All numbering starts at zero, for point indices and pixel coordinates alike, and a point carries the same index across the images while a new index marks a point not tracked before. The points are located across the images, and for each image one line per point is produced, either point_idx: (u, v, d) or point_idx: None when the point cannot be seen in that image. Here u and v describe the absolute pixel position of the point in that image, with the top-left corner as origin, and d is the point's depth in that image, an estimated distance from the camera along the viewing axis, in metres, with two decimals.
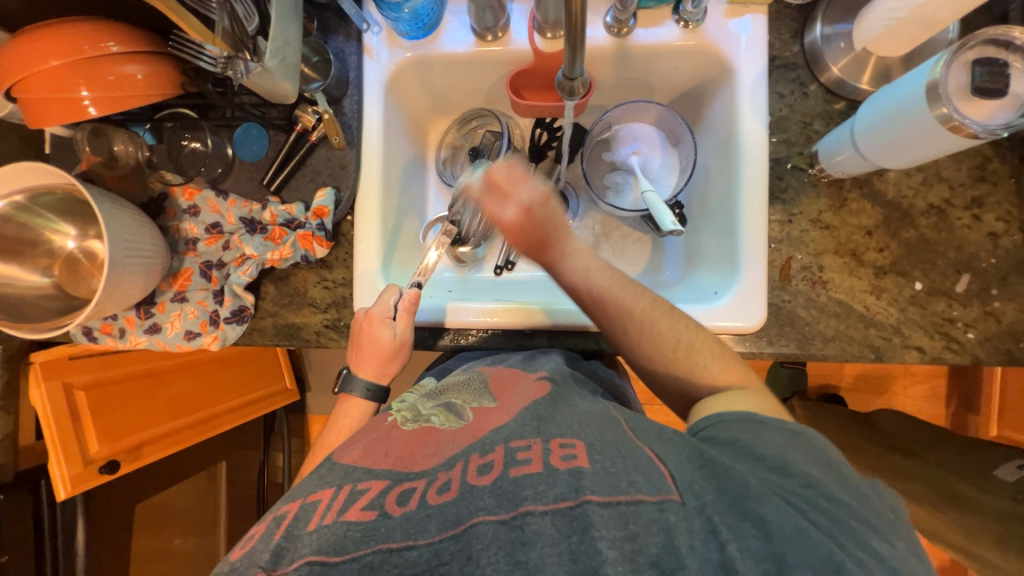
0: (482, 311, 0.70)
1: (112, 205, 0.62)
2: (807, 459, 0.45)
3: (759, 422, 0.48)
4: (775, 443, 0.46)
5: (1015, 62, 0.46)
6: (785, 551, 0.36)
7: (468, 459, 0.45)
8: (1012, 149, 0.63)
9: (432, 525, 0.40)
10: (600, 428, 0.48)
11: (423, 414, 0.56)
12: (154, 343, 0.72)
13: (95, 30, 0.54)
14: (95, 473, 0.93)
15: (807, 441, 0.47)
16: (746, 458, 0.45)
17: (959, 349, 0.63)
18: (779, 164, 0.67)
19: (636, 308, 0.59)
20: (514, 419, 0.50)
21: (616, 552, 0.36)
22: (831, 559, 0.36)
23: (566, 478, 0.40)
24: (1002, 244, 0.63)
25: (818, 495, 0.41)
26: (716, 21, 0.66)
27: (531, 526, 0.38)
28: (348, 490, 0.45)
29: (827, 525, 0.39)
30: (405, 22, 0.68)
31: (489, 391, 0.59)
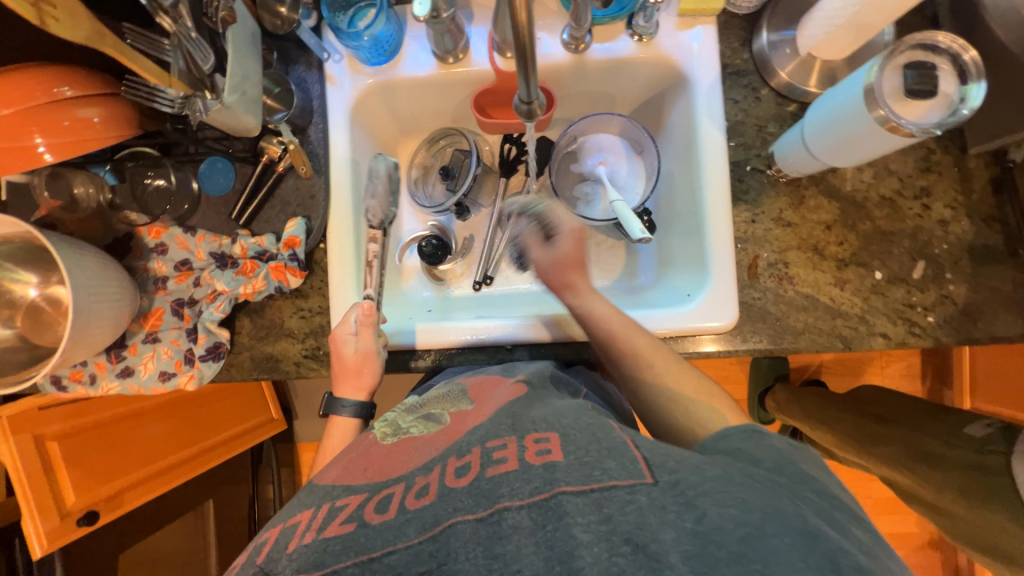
0: (460, 328, 0.71)
1: (74, 251, 0.60)
2: (794, 459, 0.44)
3: (758, 433, 0.47)
4: (768, 448, 0.45)
5: (942, 64, 0.49)
6: (764, 522, 0.36)
7: (446, 462, 0.45)
8: (953, 140, 0.66)
9: (411, 529, 0.40)
10: (575, 418, 0.48)
11: (403, 427, 0.56)
12: (127, 387, 0.70)
13: (45, 76, 0.54)
14: (72, 526, 0.90)
15: (801, 449, 0.46)
16: (731, 454, 0.44)
17: (921, 333, 0.65)
18: (739, 167, 0.69)
19: (638, 349, 0.59)
20: (490, 418, 0.50)
21: (591, 534, 0.36)
22: (806, 526, 0.36)
23: (541, 472, 0.41)
24: (952, 230, 0.66)
25: (798, 483, 0.42)
26: (668, 33, 0.69)
27: (508, 521, 0.38)
28: (326, 508, 0.44)
29: (806, 504, 0.39)
30: (365, 48, 0.69)
31: (467, 396, 0.59)
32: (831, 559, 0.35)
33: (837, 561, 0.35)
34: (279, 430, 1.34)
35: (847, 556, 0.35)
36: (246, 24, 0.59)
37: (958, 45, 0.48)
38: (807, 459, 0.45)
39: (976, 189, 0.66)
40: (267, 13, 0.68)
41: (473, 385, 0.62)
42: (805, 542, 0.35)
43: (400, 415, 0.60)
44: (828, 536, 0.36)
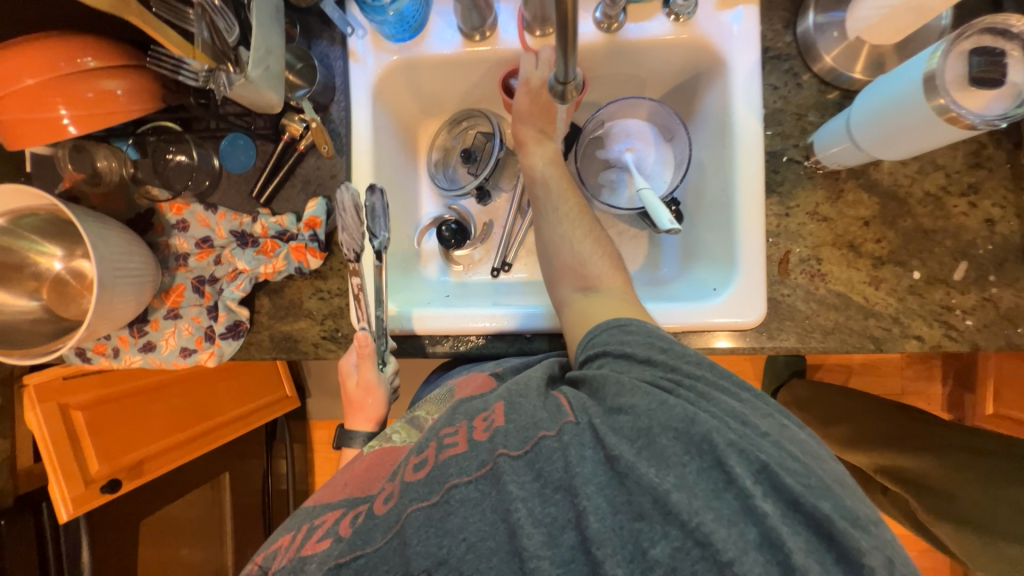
0: (466, 317, 0.70)
1: (98, 225, 0.60)
2: (664, 347, 0.50)
3: (621, 329, 0.53)
4: (636, 344, 0.51)
5: (1014, 49, 0.45)
6: (653, 429, 0.42)
7: (404, 460, 0.46)
8: (1007, 135, 0.62)
9: (377, 533, 0.42)
10: (527, 380, 0.51)
11: (385, 433, 0.60)
12: (149, 361, 0.71)
13: (70, 47, 0.53)
14: (96, 493, 0.91)
15: (652, 331, 0.53)
16: (622, 365, 0.50)
17: (958, 336, 0.63)
18: (775, 157, 0.66)
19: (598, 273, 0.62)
20: (445, 414, 0.50)
21: (525, 491, 0.41)
22: (686, 416, 0.42)
23: (486, 448, 0.43)
24: (999, 230, 0.63)
25: (678, 374, 0.47)
26: (707, 12, 0.65)
27: (456, 497, 0.42)
28: (306, 528, 0.47)
29: (687, 393, 0.45)
30: (390, 24, 0.67)
31: (449, 397, 0.64)
32: (708, 438, 0.40)
33: (712, 439, 0.40)
34: (294, 407, 1.39)
35: (720, 431, 0.40)
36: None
37: None
38: (652, 339, 0.51)
39: None
40: None
41: (459, 383, 0.65)
42: (686, 432, 0.41)
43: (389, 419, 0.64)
44: (705, 418, 0.41)
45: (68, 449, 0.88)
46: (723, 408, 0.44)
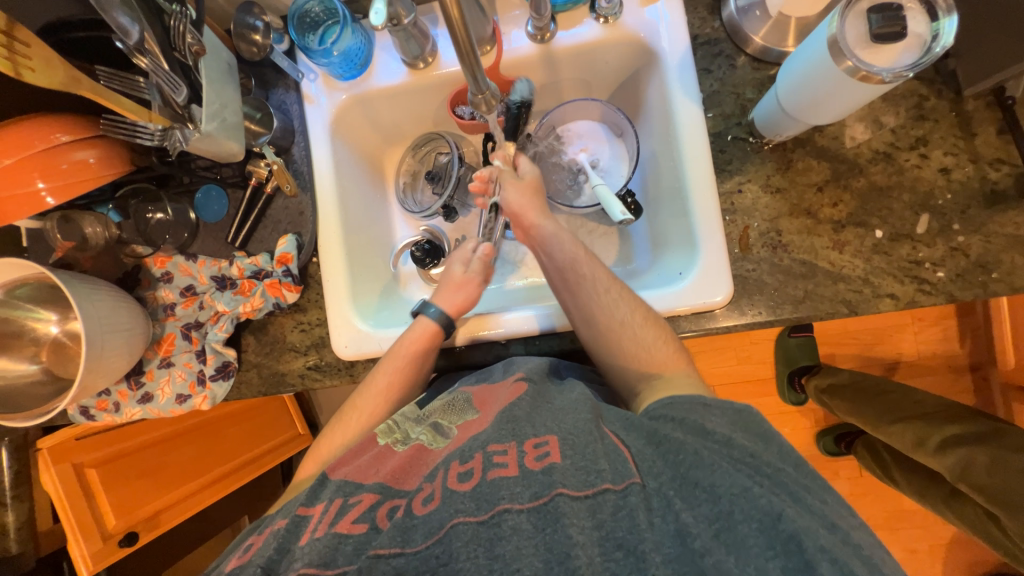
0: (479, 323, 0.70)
1: (85, 286, 0.64)
2: (749, 437, 0.48)
3: (703, 406, 0.51)
4: (720, 423, 0.49)
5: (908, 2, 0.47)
6: (732, 509, 0.41)
7: (448, 467, 0.49)
8: (945, 84, 0.63)
9: (418, 534, 0.43)
10: (575, 415, 0.50)
11: (412, 435, 0.58)
12: (149, 412, 0.74)
13: (44, 125, 0.57)
14: (115, 548, 0.95)
15: (747, 419, 0.50)
16: (696, 433, 0.48)
17: (932, 290, 0.62)
18: (719, 138, 0.68)
19: (630, 321, 0.62)
20: (491, 425, 0.52)
21: (586, 536, 0.41)
22: (771, 509, 0.40)
23: (540, 477, 0.44)
24: (956, 177, 0.62)
25: (760, 464, 0.45)
26: (632, 12, 0.68)
27: (508, 522, 0.43)
28: (339, 504, 0.48)
29: (770, 484, 0.43)
30: (336, 64, 0.71)
31: (471, 405, 0.59)
32: (795, 538, 0.39)
33: (800, 542, 0.38)
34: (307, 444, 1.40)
35: (809, 535, 0.39)
36: (219, 54, 0.61)
37: None
38: (745, 428, 0.49)
39: (978, 132, 0.62)
40: (242, 43, 0.71)
41: (478, 391, 0.61)
42: (770, 526, 0.40)
43: (408, 420, 0.61)
44: (793, 516, 0.40)
45: (86, 507, 0.92)
46: (808, 511, 0.42)
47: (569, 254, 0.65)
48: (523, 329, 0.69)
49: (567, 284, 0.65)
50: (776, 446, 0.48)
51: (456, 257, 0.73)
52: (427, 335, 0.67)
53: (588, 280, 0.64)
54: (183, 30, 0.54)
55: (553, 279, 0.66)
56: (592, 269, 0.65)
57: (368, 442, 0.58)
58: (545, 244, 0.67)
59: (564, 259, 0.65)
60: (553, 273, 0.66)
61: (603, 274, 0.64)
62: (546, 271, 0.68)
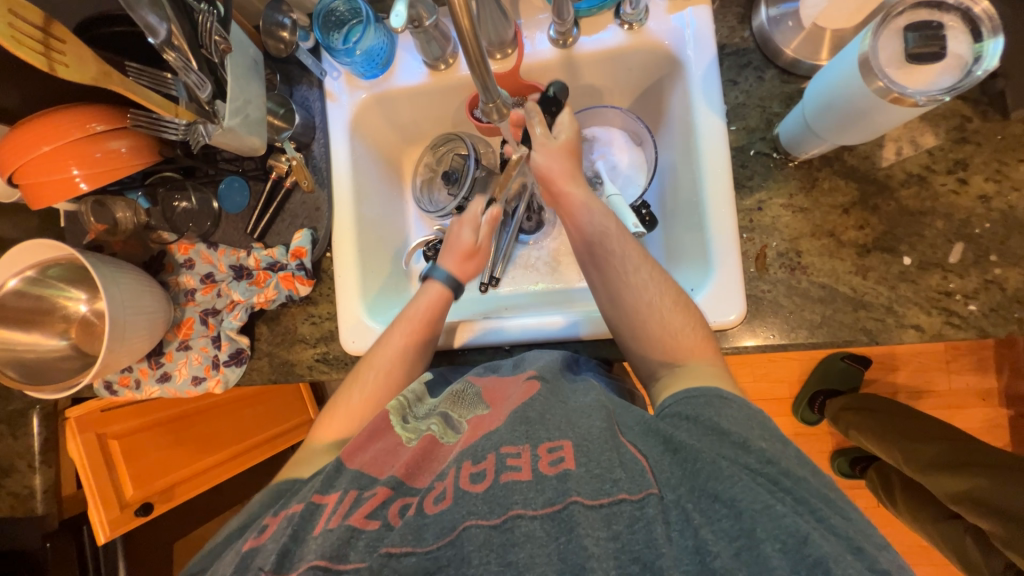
0: (485, 328, 0.71)
1: (112, 270, 0.66)
2: (766, 436, 0.46)
3: (720, 398, 0.50)
4: (734, 419, 0.47)
5: (952, 21, 0.46)
6: (755, 526, 0.39)
7: (462, 465, 0.47)
8: (992, 106, 0.59)
9: (430, 533, 0.43)
10: (591, 420, 0.49)
11: (422, 425, 0.55)
12: (167, 391, 0.77)
13: (81, 116, 0.60)
14: (131, 516, 1.00)
15: (763, 419, 0.48)
16: (710, 433, 0.47)
17: (961, 323, 0.58)
18: (741, 152, 0.66)
19: (659, 304, 0.59)
20: (505, 424, 0.51)
21: (602, 548, 0.40)
22: (797, 530, 0.38)
23: (554, 483, 0.44)
24: (996, 206, 0.58)
25: (776, 471, 0.43)
26: (658, 19, 0.67)
27: (521, 528, 0.42)
28: (354, 496, 0.47)
29: (792, 501, 0.41)
30: (358, 63, 0.72)
31: (482, 400, 0.57)
32: (821, 564, 0.36)
33: (828, 569, 0.36)
34: None
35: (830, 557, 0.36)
36: (245, 51, 0.63)
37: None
38: (761, 427, 0.47)
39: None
40: (270, 39, 0.73)
41: (488, 385, 0.60)
42: (796, 548, 0.38)
43: (417, 410, 0.58)
44: (820, 540, 0.38)
45: (107, 477, 0.96)
46: (833, 533, 0.39)
47: (600, 228, 0.64)
48: (529, 338, 0.70)
49: (595, 260, 0.64)
50: (791, 450, 0.46)
51: (465, 222, 0.73)
52: (441, 296, 0.71)
53: (617, 257, 0.63)
54: (211, 28, 0.56)
55: (581, 253, 0.66)
56: (623, 246, 0.63)
57: (381, 422, 0.55)
58: (576, 215, 0.66)
59: (594, 234, 0.64)
60: (581, 247, 0.66)
61: (633, 251, 0.63)
62: (575, 245, 0.67)
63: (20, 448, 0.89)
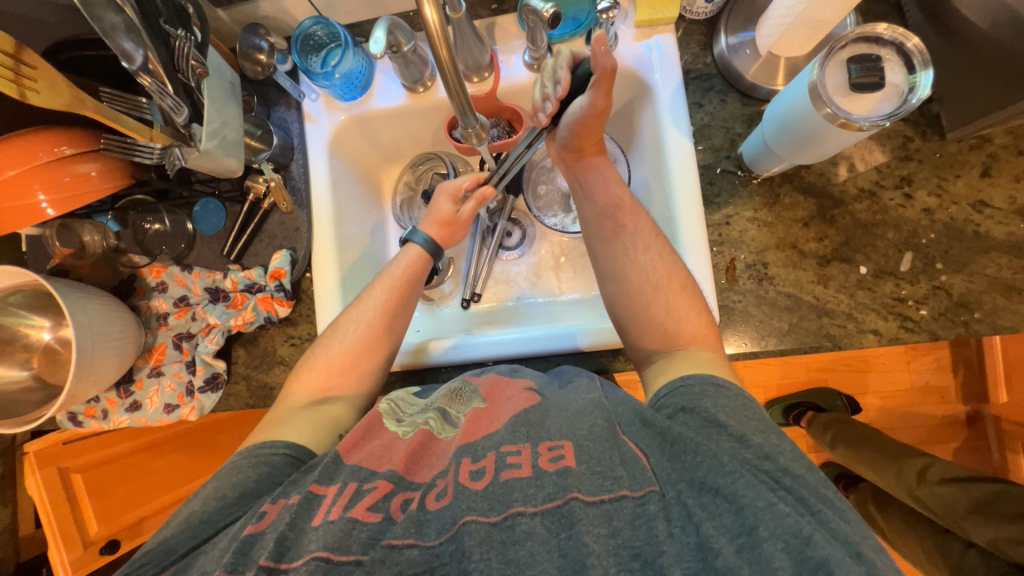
0: (459, 345, 0.72)
1: (80, 297, 0.64)
2: (761, 429, 0.48)
3: (717, 387, 0.52)
4: (730, 409, 0.49)
5: (887, 55, 0.51)
6: (757, 525, 0.40)
7: (461, 463, 0.48)
8: (930, 126, 0.64)
9: (432, 528, 0.44)
10: (590, 422, 0.50)
11: (417, 420, 0.57)
12: (137, 420, 0.74)
13: (48, 138, 0.59)
14: (95, 555, 0.96)
15: (756, 410, 0.51)
16: (707, 425, 0.48)
17: (915, 327, 0.63)
18: (709, 170, 0.69)
19: (664, 287, 0.61)
20: (506, 425, 0.52)
21: (602, 545, 0.41)
22: (799, 531, 0.39)
23: (554, 478, 0.45)
24: (939, 218, 0.63)
25: (775, 468, 0.45)
26: (627, 45, 0.70)
27: (522, 526, 0.43)
28: (354, 488, 0.47)
29: (794, 500, 0.42)
30: (337, 86, 0.73)
31: (478, 395, 0.59)
32: (824, 567, 0.37)
33: (832, 571, 0.36)
34: None
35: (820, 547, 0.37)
36: (222, 75, 0.63)
37: (901, 35, 0.51)
38: (755, 418, 0.50)
39: (960, 173, 0.63)
40: (247, 62, 0.73)
41: (485, 383, 0.62)
42: (797, 549, 0.38)
43: (413, 410, 0.60)
44: (823, 542, 0.38)
45: (68, 515, 0.91)
46: (834, 537, 0.39)
47: (613, 200, 0.67)
48: (514, 353, 0.70)
49: (604, 230, 0.67)
50: (786, 442, 0.48)
51: (445, 192, 0.72)
52: (418, 259, 0.71)
53: (628, 232, 0.65)
54: (187, 53, 0.56)
55: (591, 222, 0.68)
56: (634, 221, 0.66)
57: (375, 422, 0.56)
58: (591, 187, 0.69)
59: (606, 205, 0.67)
60: (592, 217, 0.68)
61: (646, 228, 0.65)
62: (585, 214, 0.69)
63: None
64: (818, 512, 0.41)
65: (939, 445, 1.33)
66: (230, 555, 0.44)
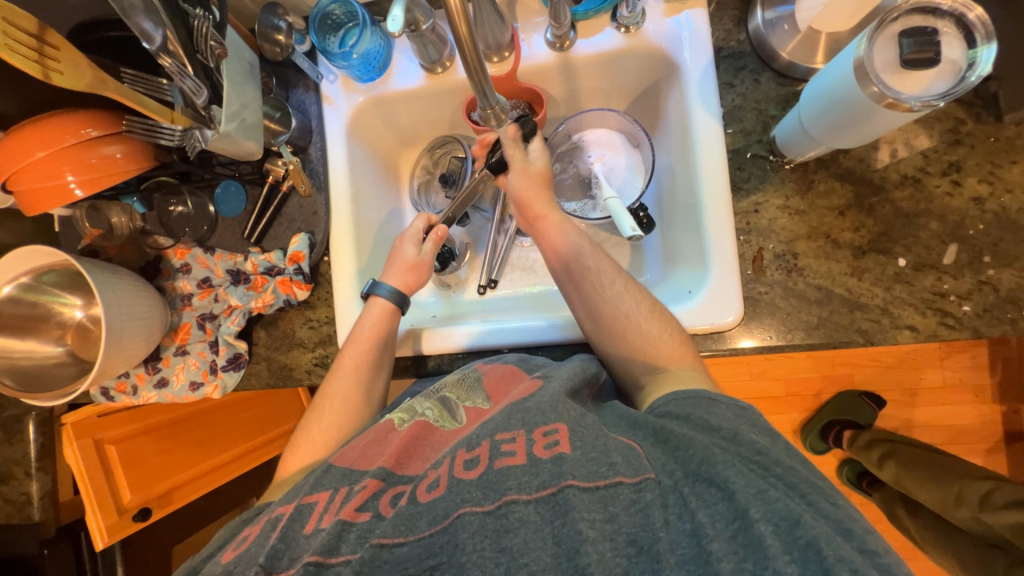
0: (469, 332, 0.72)
1: (105, 275, 0.65)
2: (758, 433, 0.46)
3: (708, 400, 0.50)
4: (724, 416, 0.48)
5: (946, 27, 0.47)
6: (748, 508, 0.39)
7: (455, 455, 0.48)
8: (986, 108, 0.59)
9: (422, 521, 0.43)
10: (581, 412, 0.50)
11: (418, 410, 0.58)
12: (164, 397, 0.76)
13: (75, 120, 0.59)
14: (128, 522, 0.99)
15: (752, 417, 0.49)
16: (700, 429, 0.47)
17: (956, 324, 0.59)
18: (738, 154, 0.66)
19: (635, 314, 0.61)
20: (501, 412, 0.52)
21: (596, 531, 0.40)
22: (788, 513, 0.38)
23: (549, 466, 0.44)
24: (989, 208, 0.59)
25: (769, 461, 0.43)
26: (655, 21, 0.67)
27: (515, 514, 0.42)
28: (344, 492, 0.48)
29: (783, 486, 0.41)
30: (355, 67, 0.72)
31: (481, 389, 0.59)
32: (813, 546, 0.36)
33: (819, 549, 0.36)
34: None
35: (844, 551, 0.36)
36: (241, 55, 0.62)
37: (961, 5, 0.47)
38: (752, 426, 0.48)
39: (1016, 159, 0.58)
40: (266, 43, 0.73)
41: (492, 373, 0.61)
42: (787, 530, 0.37)
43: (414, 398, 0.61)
44: (811, 522, 0.38)
45: (105, 481, 0.95)
46: (825, 519, 0.39)
47: (574, 248, 0.66)
48: (525, 340, 0.70)
49: (571, 279, 0.65)
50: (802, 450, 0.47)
51: (407, 239, 0.74)
52: (385, 314, 0.70)
53: (592, 274, 0.64)
54: (206, 33, 0.56)
55: (558, 272, 0.67)
56: (597, 264, 0.65)
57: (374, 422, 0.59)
58: (552, 238, 0.68)
59: (568, 256, 0.66)
60: (558, 267, 0.67)
61: (608, 266, 0.65)
62: (551, 265, 0.68)
63: (15, 455, 0.89)
64: (808, 495, 0.41)
65: (969, 446, 1.28)
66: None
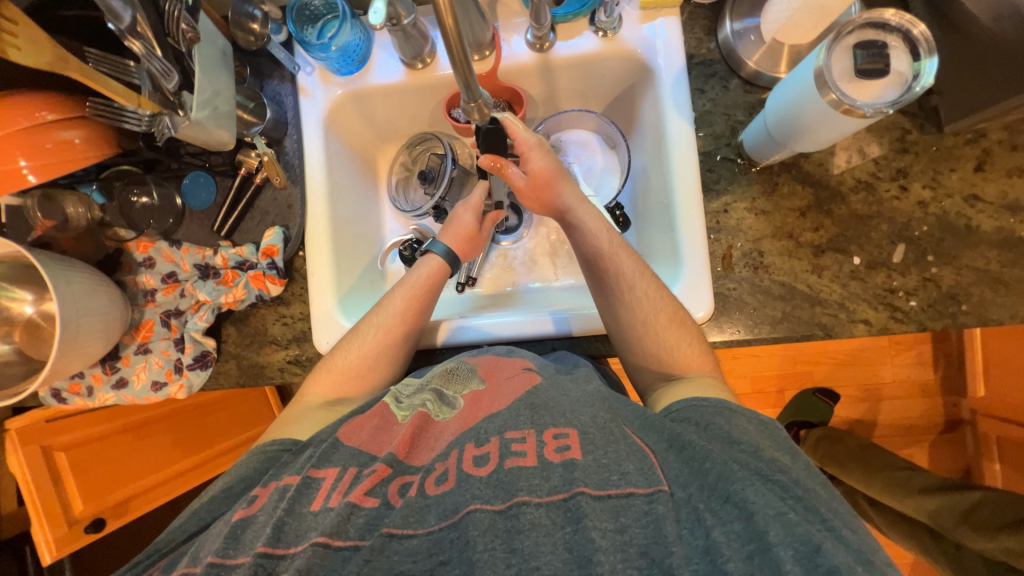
0: (457, 326, 0.72)
1: (63, 268, 0.62)
2: (778, 450, 0.49)
3: (728, 411, 0.52)
4: (745, 430, 0.50)
5: (893, 42, 0.51)
6: (767, 531, 0.40)
7: (462, 448, 0.48)
8: (927, 120, 0.65)
9: (432, 515, 0.43)
10: (593, 412, 0.51)
11: (414, 403, 0.57)
12: (123, 398, 0.72)
13: (28, 101, 0.56)
14: (80, 533, 0.94)
15: (773, 431, 0.51)
16: (719, 440, 0.49)
17: (904, 317, 0.64)
18: (708, 157, 0.69)
19: (654, 322, 0.62)
20: (509, 407, 0.52)
21: (608, 541, 0.40)
22: (809, 539, 0.39)
23: (560, 471, 0.44)
24: (932, 211, 0.64)
25: (787, 480, 0.45)
26: (631, 27, 0.69)
27: (526, 515, 0.42)
28: (353, 472, 0.48)
29: (803, 509, 0.42)
30: (333, 59, 0.71)
31: (477, 375, 0.59)
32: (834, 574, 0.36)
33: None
34: None
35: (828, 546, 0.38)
36: (213, 41, 0.61)
37: (907, 21, 0.51)
38: (774, 441, 0.50)
39: (955, 167, 0.64)
40: (240, 31, 0.70)
41: (483, 364, 0.61)
42: (808, 557, 0.38)
43: (409, 392, 0.60)
44: (832, 550, 0.38)
45: (53, 492, 0.90)
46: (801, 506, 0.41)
47: (593, 249, 0.66)
48: (509, 334, 0.70)
49: (594, 279, 0.66)
50: (802, 465, 0.48)
51: (469, 205, 0.73)
52: (439, 269, 0.71)
53: (612, 277, 0.65)
54: (177, 16, 0.54)
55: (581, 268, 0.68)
56: (616, 267, 0.65)
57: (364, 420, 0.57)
58: (575, 237, 0.68)
59: (587, 256, 0.67)
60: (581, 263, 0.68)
61: (630, 269, 0.64)
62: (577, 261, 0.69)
63: None
64: (827, 522, 0.42)
65: (917, 438, 1.37)
66: (221, 539, 0.45)
